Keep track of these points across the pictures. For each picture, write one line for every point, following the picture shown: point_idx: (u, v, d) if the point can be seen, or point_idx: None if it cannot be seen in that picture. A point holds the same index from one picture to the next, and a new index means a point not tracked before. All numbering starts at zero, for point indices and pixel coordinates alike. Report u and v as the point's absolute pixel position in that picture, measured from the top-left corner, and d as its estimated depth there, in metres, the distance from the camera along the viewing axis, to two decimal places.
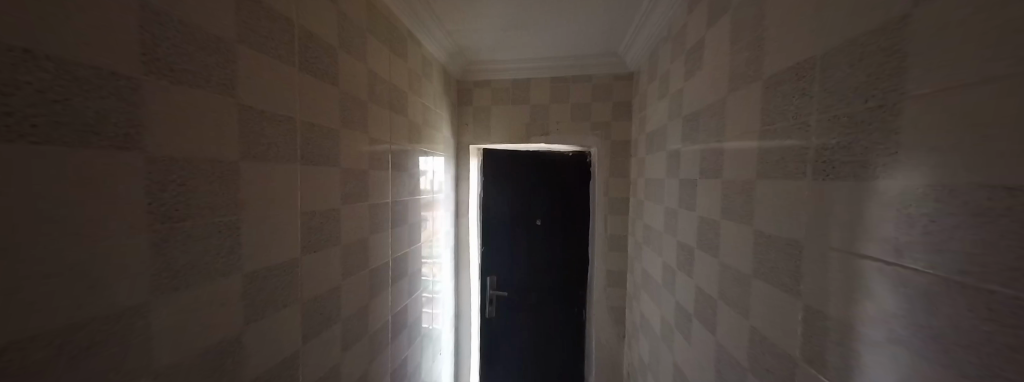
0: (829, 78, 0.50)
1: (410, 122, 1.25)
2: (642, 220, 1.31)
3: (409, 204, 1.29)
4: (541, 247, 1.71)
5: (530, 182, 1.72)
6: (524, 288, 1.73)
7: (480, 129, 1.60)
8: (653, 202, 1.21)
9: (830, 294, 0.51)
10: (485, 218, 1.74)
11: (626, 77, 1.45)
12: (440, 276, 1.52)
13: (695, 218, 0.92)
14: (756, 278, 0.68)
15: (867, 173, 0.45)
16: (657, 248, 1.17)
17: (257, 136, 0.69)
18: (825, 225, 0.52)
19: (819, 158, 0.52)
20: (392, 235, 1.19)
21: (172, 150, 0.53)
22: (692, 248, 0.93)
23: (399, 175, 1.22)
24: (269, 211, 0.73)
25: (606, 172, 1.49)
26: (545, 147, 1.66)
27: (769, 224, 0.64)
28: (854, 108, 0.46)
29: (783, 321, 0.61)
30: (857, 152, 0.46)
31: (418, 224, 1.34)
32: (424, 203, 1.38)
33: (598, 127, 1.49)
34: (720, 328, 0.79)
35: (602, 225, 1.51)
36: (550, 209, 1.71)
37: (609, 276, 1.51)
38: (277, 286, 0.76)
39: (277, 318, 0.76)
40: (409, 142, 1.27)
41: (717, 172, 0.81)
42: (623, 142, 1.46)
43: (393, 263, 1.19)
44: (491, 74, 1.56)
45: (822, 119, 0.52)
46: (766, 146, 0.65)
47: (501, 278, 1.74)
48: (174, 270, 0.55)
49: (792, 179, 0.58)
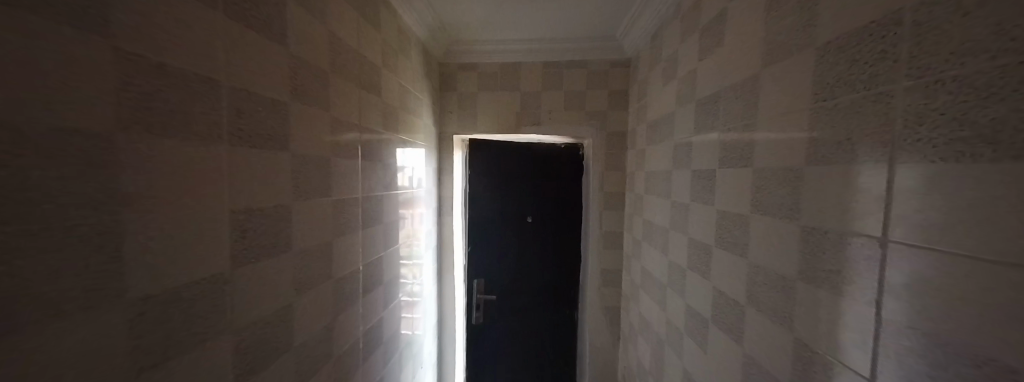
0: (929, 28, 0.34)
1: (398, 107, 1.05)
2: (641, 217, 1.22)
3: (393, 200, 1.06)
4: (532, 247, 1.59)
5: (521, 176, 1.57)
6: (515, 292, 1.59)
7: (465, 118, 1.44)
8: (652, 197, 1.12)
9: (925, 303, 0.34)
10: (472, 216, 1.56)
11: (622, 64, 1.36)
12: (423, 282, 1.34)
13: (707, 209, 0.77)
14: (800, 280, 0.51)
15: (993, 153, 0.28)
16: (662, 245, 1.02)
17: (262, 109, 0.50)
18: (914, 225, 0.35)
19: (910, 140, 0.36)
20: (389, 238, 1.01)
21: (144, 111, 0.35)
22: (704, 244, 0.78)
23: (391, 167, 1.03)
24: (277, 214, 0.54)
25: (603, 165, 1.39)
26: (536, 139, 1.53)
27: (824, 214, 0.47)
28: (970, 60, 0.30)
29: (842, 331, 0.44)
30: (979, 126, 0.30)
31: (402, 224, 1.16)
32: (407, 200, 1.20)
33: (594, 117, 1.38)
34: (749, 339, 0.62)
35: (600, 223, 1.41)
36: (542, 206, 1.58)
37: (603, 275, 1.42)
38: (282, 315, 0.56)
39: (275, 360, 0.54)
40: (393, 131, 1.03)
41: (748, 161, 0.63)
42: (619, 133, 1.37)
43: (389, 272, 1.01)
44: (476, 55, 1.40)
45: (912, 85, 0.36)
46: (820, 124, 0.47)
47: (488, 282, 1.58)
48: (152, 293, 0.36)
49: (858, 167, 0.42)
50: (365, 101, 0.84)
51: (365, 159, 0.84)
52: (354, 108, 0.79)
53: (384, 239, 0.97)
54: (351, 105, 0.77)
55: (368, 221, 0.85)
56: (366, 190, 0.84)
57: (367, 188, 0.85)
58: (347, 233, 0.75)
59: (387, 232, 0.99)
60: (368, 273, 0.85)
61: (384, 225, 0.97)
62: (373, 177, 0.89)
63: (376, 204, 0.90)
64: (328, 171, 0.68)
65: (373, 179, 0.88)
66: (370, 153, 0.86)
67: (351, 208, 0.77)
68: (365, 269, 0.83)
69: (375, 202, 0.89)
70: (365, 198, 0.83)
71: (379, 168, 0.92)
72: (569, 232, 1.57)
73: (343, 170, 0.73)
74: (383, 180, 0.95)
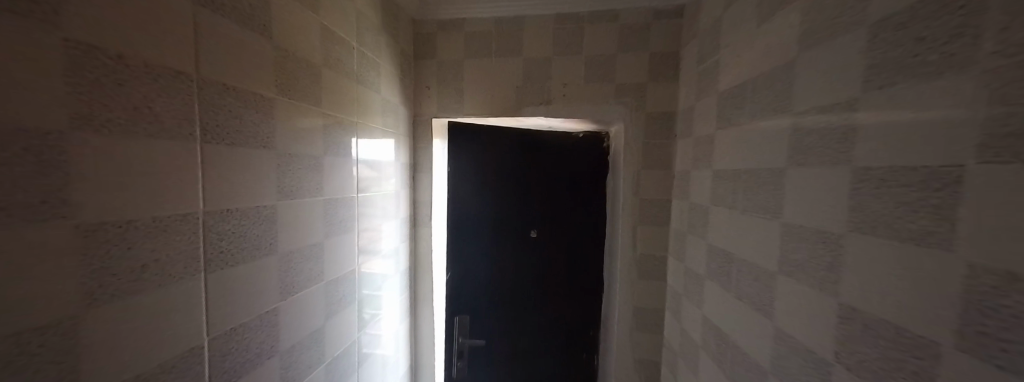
0: None
1: (325, 65, 0.65)
2: (697, 239, 0.79)
3: (336, 213, 0.69)
4: (536, 270, 1.19)
5: (522, 176, 1.18)
6: (515, 329, 1.20)
7: (447, 96, 1.05)
8: (721, 213, 0.69)
9: None
10: (458, 229, 1.16)
11: (671, 13, 0.92)
12: (385, 324, 0.93)
13: (910, 254, 0.33)
14: None
15: None
16: (754, 296, 0.58)
17: None
18: None
19: None
20: (311, 275, 0.62)
21: None
22: (905, 333, 0.34)
23: (321, 162, 0.64)
24: None
25: (638, 162, 0.96)
26: (545, 125, 1.13)
27: None
28: None
29: None
30: None
31: (352, 246, 0.76)
32: (361, 209, 0.80)
33: (626, 91, 0.95)
34: None
35: (631, 245, 0.98)
36: (549, 216, 1.18)
37: (634, 316, 1.00)
38: None
39: None
40: (328, 108, 0.67)
41: None
42: (664, 115, 0.93)
43: (310, 328, 0.62)
44: (462, 9, 1.01)
45: None
46: None
47: (474, 319, 1.18)
48: None
49: None
50: (231, 35, 0.45)
51: (229, 139, 0.45)
52: (189, 38, 0.40)
53: (295, 277, 0.58)
54: (176, 31, 0.38)
55: (234, 252, 0.46)
56: (231, 196, 0.46)
57: (237, 193, 0.47)
58: (146, 288, 0.36)
59: (305, 266, 0.60)
60: (234, 348, 0.47)
61: (294, 256, 0.58)
62: (261, 174, 0.50)
63: (266, 220, 0.52)
64: (75, 159, 0.30)
65: (258, 178, 0.50)
66: (246, 130, 0.48)
67: (168, 233, 0.38)
68: (222, 343, 0.45)
69: (261, 217, 0.51)
70: (222, 212, 0.44)
71: (278, 159, 0.54)
72: (586, 253, 1.17)
73: (137, 156, 0.35)
74: (292, 180, 0.57)
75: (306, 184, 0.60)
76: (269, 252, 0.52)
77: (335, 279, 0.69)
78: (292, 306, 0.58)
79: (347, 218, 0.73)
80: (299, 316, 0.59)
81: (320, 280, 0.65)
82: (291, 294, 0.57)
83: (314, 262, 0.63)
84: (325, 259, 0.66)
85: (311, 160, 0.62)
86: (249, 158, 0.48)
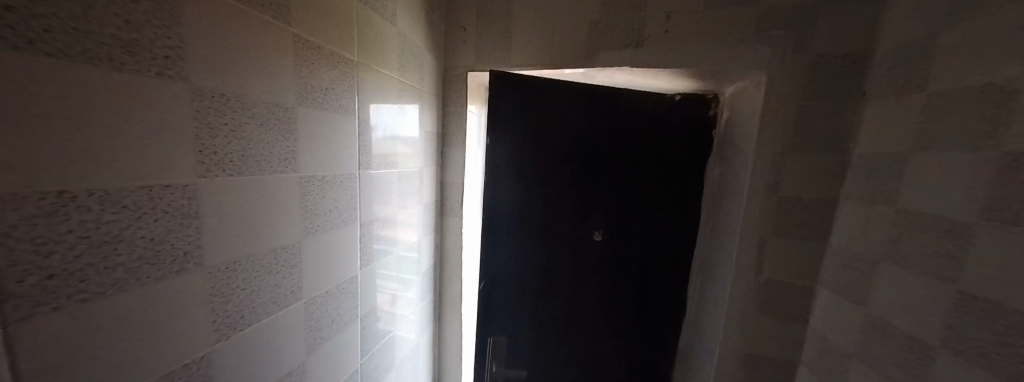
0: None
1: None
2: (907, 275, 0.45)
3: (325, 198, 0.45)
4: (601, 289, 0.86)
5: (586, 153, 0.80)
6: (562, 361, 0.89)
7: (489, 41, 0.76)
8: (995, 242, 0.34)
9: None
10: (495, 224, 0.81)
11: None
12: (402, 340, 0.72)
13: None
14: None
15: None
16: None
17: None
18: None
19: None
20: (280, 295, 0.39)
21: None
22: None
23: (294, 115, 0.39)
24: None
25: (785, 138, 0.60)
26: (626, 81, 0.78)
27: None
28: None
29: None
30: None
31: (355, 245, 0.53)
32: (368, 193, 0.55)
33: (775, 24, 0.59)
34: None
35: (756, 264, 0.65)
36: (619, 214, 0.84)
37: (743, 367, 0.68)
38: None
39: None
40: (311, 29, 0.41)
41: None
42: (845, 62, 0.56)
43: (281, 373, 0.40)
44: None
45: None
46: None
47: (512, 343, 0.87)
48: None
49: None
50: None
51: (50, 42, 0.20)
52: None
53: (247, 302, 0.35)
54: None
55: (93, 279, 0.23)
56: (66, 168, 0.21)
57: (84, 164, 0.22)
58: None
59: (267, 282, 0.37)
60: None
61: (242, 269, 0.34)
62: (149, 125, 0.26)
63: (170, 212, 0.28)
64: None
65: (145, 133, 0.25)
66: (102, 29, 0.23)
67: None
68: None
69: (160, 208, 0.27)
70: (47, 200, 0.21)
71: (195, 100, 0.29)
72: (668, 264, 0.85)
73: None
74: (234, 141, 0.32)
75: (263, 150, 0.35)
76: (186, 267, 0.29)
77: (324, 295, 0.47)
78: (244, 348, 0.35)
79: (346, 206, 0.49)
80: (258, 361, 0.37)
81: (297, 299, 0.42)
82: (240, 330, 0.35)
83: (284, 275, 0.40)
84: (306, 268, 0.43)
85: (274, 111, 0.37)
86: (114, 92, 0.24)
